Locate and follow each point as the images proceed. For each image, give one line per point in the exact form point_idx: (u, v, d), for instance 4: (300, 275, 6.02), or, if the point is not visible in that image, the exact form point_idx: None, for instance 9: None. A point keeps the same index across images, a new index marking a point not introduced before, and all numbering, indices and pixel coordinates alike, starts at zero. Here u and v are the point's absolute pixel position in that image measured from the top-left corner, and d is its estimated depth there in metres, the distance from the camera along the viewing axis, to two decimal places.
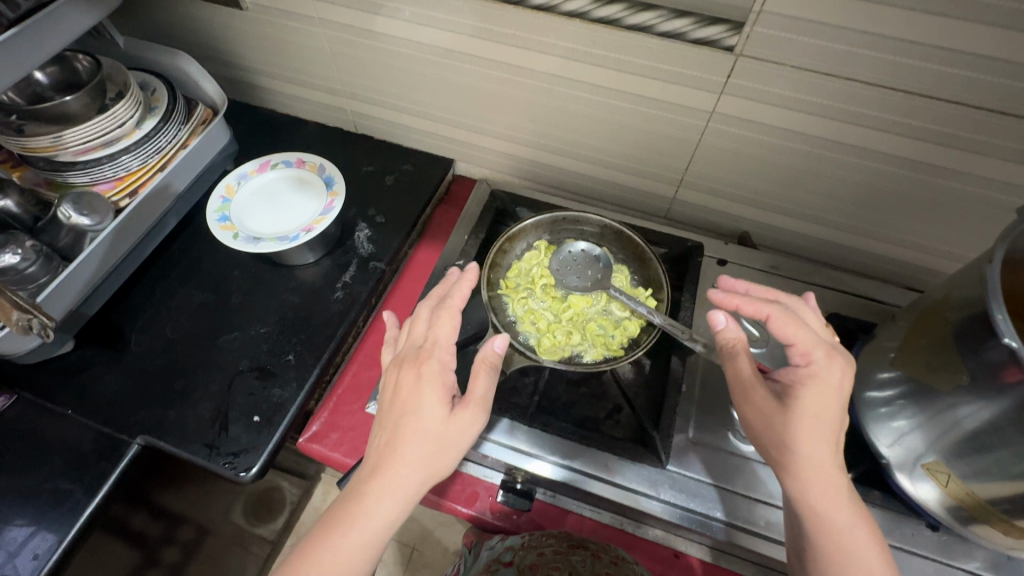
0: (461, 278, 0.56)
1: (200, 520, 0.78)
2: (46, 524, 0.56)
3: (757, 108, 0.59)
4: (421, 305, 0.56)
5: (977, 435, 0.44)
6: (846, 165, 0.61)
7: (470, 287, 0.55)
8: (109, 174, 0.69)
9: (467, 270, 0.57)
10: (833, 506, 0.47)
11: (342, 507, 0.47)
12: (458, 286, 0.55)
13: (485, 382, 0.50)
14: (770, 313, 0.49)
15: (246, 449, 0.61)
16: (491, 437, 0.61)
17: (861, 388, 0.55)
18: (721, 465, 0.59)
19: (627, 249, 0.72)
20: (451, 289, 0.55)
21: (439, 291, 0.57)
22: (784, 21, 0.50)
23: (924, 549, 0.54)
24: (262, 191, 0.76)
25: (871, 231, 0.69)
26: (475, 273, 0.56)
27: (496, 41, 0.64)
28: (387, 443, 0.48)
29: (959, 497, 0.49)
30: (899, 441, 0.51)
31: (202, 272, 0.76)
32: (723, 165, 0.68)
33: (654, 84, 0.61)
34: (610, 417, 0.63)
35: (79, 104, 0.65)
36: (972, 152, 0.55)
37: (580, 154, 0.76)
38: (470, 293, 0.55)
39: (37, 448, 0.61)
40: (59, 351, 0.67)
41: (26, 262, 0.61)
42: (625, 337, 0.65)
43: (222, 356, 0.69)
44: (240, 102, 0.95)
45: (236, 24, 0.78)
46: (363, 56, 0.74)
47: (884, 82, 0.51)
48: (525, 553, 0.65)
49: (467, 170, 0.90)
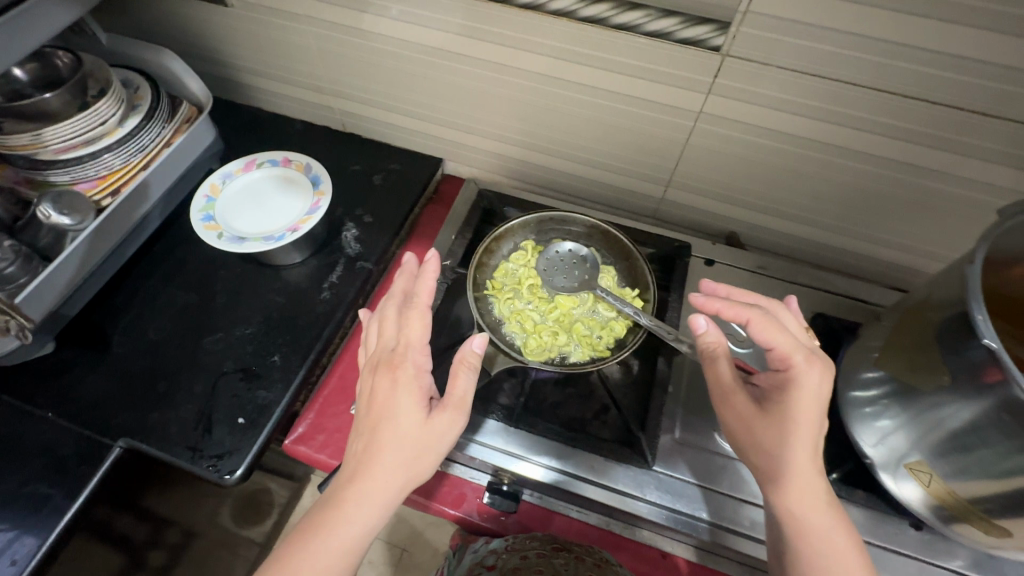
0: (424, 271, 0.54)
1: (185, 523, 0.77)
2: (27, 528, 0.55)
3: (744, 108, 0.59)
4: (386, 303, 0.54)
5: (959, 435, 0.44)
6: (833, 166, 0.62)
7: (435, 280, 0.54)
8: (90, 173, 0.67)
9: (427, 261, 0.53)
10: (813, 508, 0.47)
11: (321, 514, 0.46)
12: (423, 281, 0.53)
13: (464, 384, 0.50)
14: (750, 318, 0.49)
15: (230, 451, 0.61)
16: (478, 439, 0.61)
17: (845, 388, 0.56)
18: (707, 466, 0.59)
19: (615, 249, 0.71)
20: (416, 285, 0.54)
21: (404, 287, 0.56)
22: (771, 22, 0.50)
23: (907, 548, 0.54)
24: (247, 190, 0.75)
25: (858, 232, 0.70)
26: (435, 262, 0.54)
27: (484, 40, 0.63)
28: (364, 449, 0.47)
29: (942, 496, 0.49)
30: (883, 440, 0.52)
31: (187, 272, 0.75)
32: (711, 166, 0.68)
33: (642, 84, 0.61)
34: (597, 418, 0.62)
35: (60, 102, 0.64)
36: (957, 153, 0.55)
37: (568, 154, 0.76)
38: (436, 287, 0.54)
39: (16, 452, 0.60)
40: (40, 352, 0.66)
41: (5, 262, 0.61)
42: (611, 338, 0.65)
43: (206, 357, 0.68)
44: (226, 100, 0.94)
45: (221, 21, 0.77)
46: (351, 54, 0.73)
47: (869, 83, 0.52)
48: (508, 556, 0.66)
49: (456, 170, 0.89)
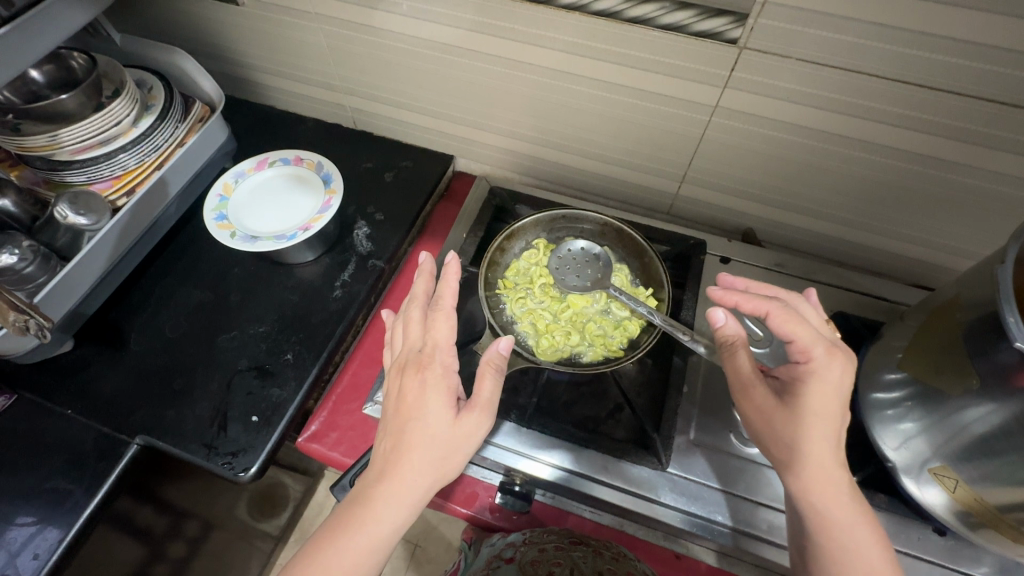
0: (445, 271, 0.53)
1: (204, 516, 0.78)
2: (48, 524, 0.56)
3: (762, 102, 0.57)
4: (410, 305, 0.54)
5: (986, 440, 0.43)
6: (855, 160, 0.60)
7: (456, 279, 0.53)
8: (106, 173, 0.68)
9: (447, 262, 0.53)
10: (836, 507, 0.46)
11: (347, 513, 0.46)
12: (444, 280, 0.53)
13: (491, 385, 0.49)
14: (770, 311, 0.48)
15: (245, 449, 0.61)
16: (495, 441, 0.60)
17: (867, 389, 0.54)
18: (722, 468, 0.58)
19: (628, 247, 0.71)
20: (439, 285, 0.54)
21: (427, 288, 0.55)
22: (790, 12, 0.48)
23: (930, 554, 0.53)
24: (261, 190, 0.76)
25: (881, 228, 0.68)
26: (455, 264, 0.53)
27: (495, 35, 0.63)
28: (393, 449, 0.47)
29: (967, 502, 0.47)
30: (905, 444, 0.50)
31: (202, 269, 0.76)
32: (728, 162, 0.67)
33: (656, 78, 0.59)
34: (610, 418, 0.62)
35: (75, 103, 0.64)
36: (986, 147, 0.53)
37: (581, 150, 0.75)
38: (457, 286, 0.53)
39: (38, 448, 0.61)
40: (59, 350, 0.67)
41: (24, 262, 0.62)
42: (625, 337, 0.64)
43: (221, 355, 0.68)
44: (238, 99, 0.94)
45: (232, 21, 0.77)
46: (362, 52, 0.73)
47: (891, 74, 0.50)
48: (526, 548, 0.63)
49: (468, 167, 0.89)
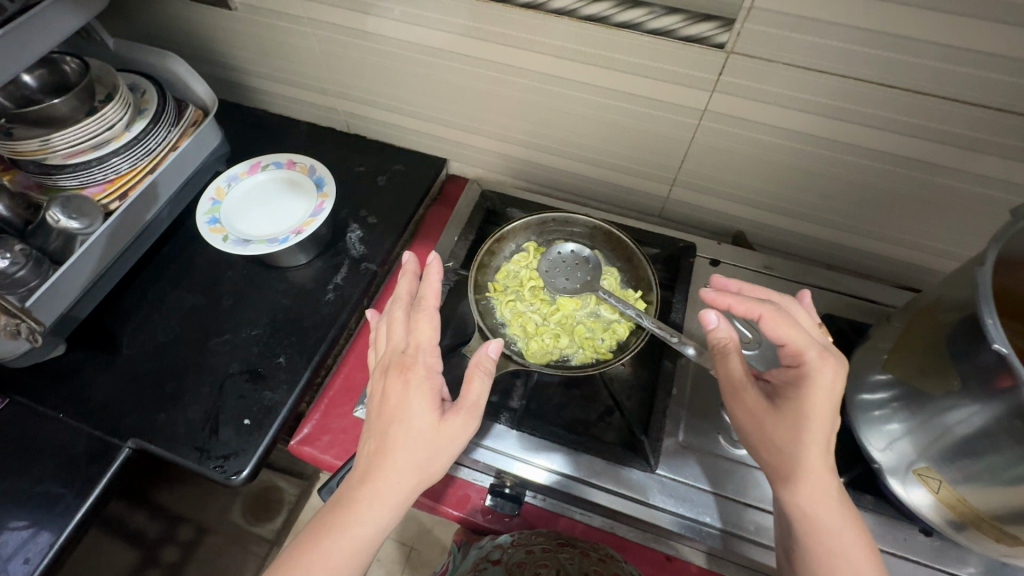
0: (428, 274, 0.54)
1: (197, 520, 0.78)
2: (39, 528, 0.56)
3: (750, 105, 0.58)
4: (394, 306, 0.54)
5: (967, 441, 0.43)
6: (843, 163, 0.60)
7: (440, 281, 0.54)
8: (99, 177, 0.68)
9: (430, 264, 0.54)
10: (824, 509, 0.46)
11: (332, 514, 0.47)
12: (428, 283, 0.53)
13: (478, 387, 0.49)
14: (762, 313, 0.48)
15: (236, 452, 0.61)
16: (486, 443, 0.60)
17: (854, 390, 0.54)
18: (712, 469, 0.59)
19: (618, 250, 0.71)
20: (422, 287, 0.54)
21: (410, 289, 0.56)
22: (776, 17, 0.49)
23: (917, 555, 0.53)
24: (254, 193, 0.76)
25: (869, 231, 0.68)
26: (437, 264, 0.54)
27: (485, 40, 0.63)
28: (376, 450, 0.48)
29: (952, 503, 0.48)
30: (891, 445, 0.51)
31: (195, 273, 0.76)
32: (718, 165, 0.67)
33: (645, 82, 0.60)
34: (601, 420, 0.62)
35: (68, 107, 0.64)
36: (971, 150, 0.53)
37: (573, 154, 0.75)
38: (441, 288, 0.54)
39: (29, 452, 0.61)
40: (51, 354, 0.67)
41: (16, 266, 0.61)
42: (614, 340, 0.65)
43: (213, 358, 0.68)
44: (232, 103, 0.95)
45: (225, 25, 0.77)
46: (354, 56, 0.74)
47: (876, 78, 0.50)
48: (514, 550, 0.63)
49: (461, 170, 0.89)
